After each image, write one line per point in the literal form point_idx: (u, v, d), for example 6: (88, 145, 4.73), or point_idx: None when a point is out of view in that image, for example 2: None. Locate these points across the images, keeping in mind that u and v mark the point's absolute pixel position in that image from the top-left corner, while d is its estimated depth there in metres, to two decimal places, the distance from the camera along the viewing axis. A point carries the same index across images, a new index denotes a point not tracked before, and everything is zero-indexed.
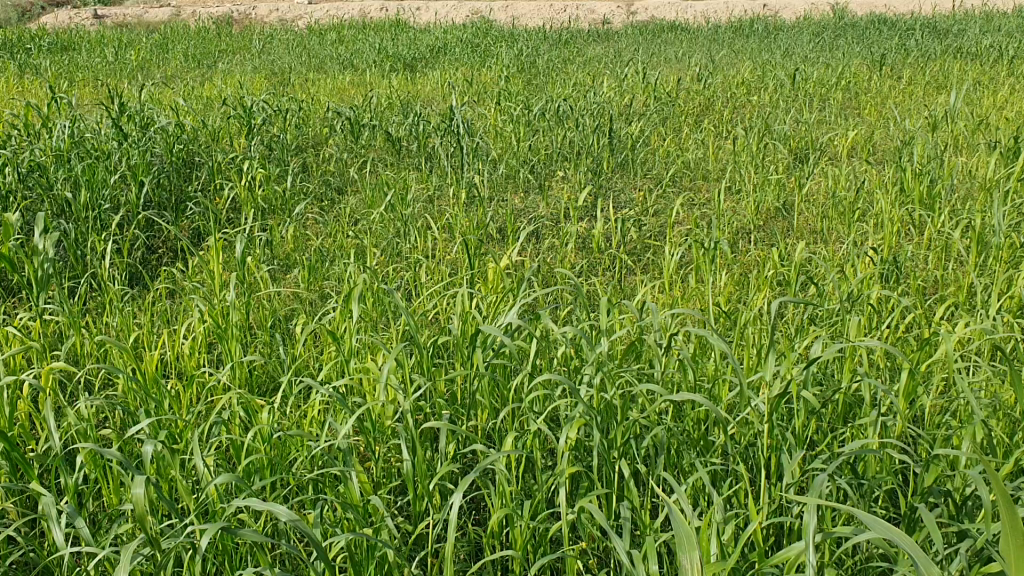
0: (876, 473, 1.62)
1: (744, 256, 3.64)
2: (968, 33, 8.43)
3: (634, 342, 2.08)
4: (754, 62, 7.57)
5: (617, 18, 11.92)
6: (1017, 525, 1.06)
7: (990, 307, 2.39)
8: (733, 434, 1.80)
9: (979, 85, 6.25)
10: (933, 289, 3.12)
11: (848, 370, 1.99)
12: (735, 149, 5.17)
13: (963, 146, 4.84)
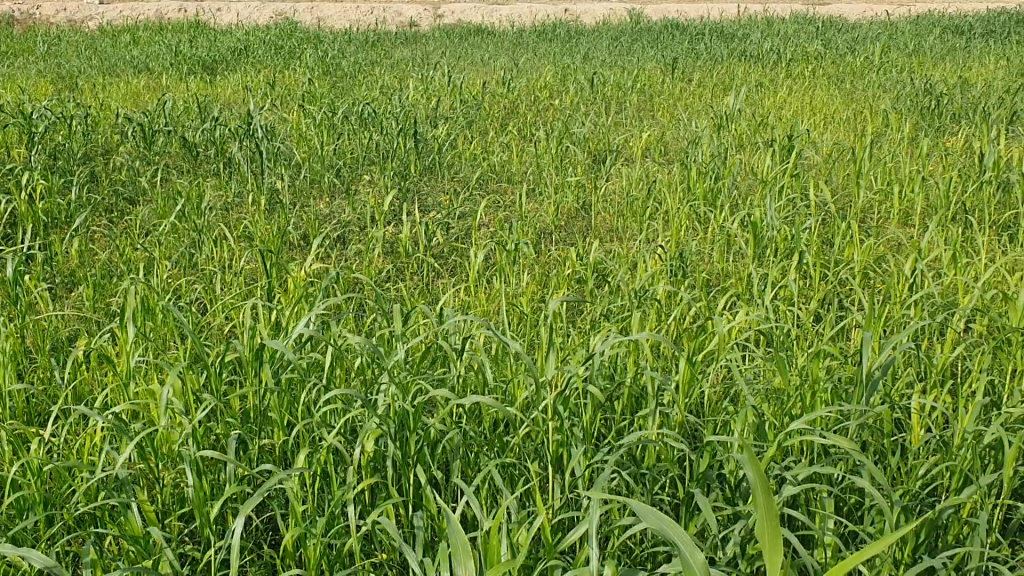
0: (657, 464, 1.71)
1: (546, 256, 3.73)
2: (752, 38, 8.99)
3: (429, 348, 2.08)
4: (556, 65, 7.77)
5: (424, 21, 11.94)
6: (763, 514, 1.15)
7: (764, 297, 2.55)
8: (527, 434, 1.83)
9: (761, 87, 6.66)
10: (718, 281, 3.30)
11: (635, 363, 2.07)
12: (537, 151, 5.29)
13: (745, 146, 5.15)
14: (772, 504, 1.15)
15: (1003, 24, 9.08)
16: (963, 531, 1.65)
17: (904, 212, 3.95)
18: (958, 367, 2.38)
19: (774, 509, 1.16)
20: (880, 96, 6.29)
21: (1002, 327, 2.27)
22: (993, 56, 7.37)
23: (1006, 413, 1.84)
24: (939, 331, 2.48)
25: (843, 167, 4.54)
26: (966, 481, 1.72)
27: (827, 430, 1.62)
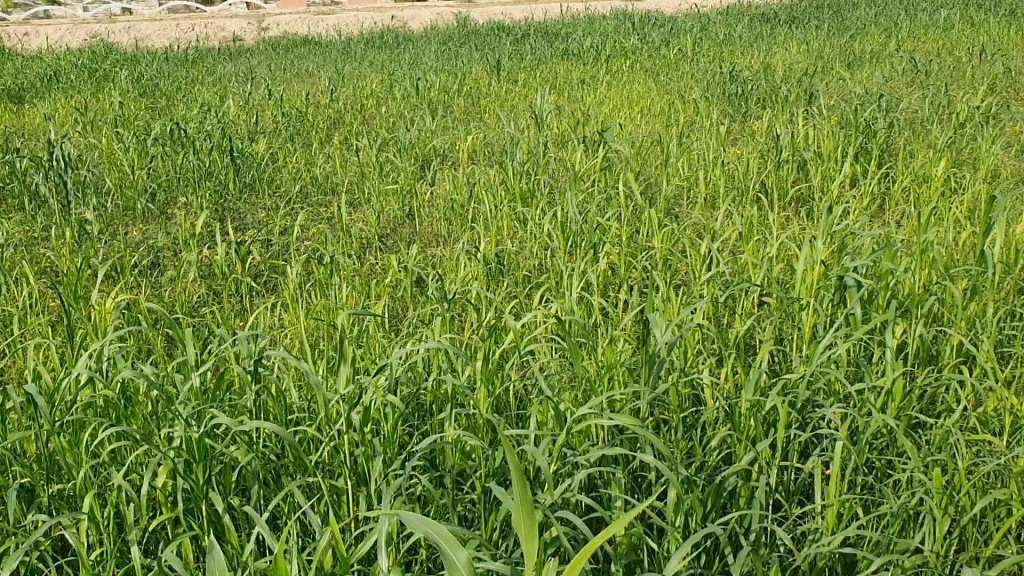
0: (458, 466, 1.75)
1: (368, 266, 3.71)
2: (574, 35, 9.21)
3: (226, 371, 2.03)
4: (382, 72, 7.73)
5: (249, 36, 11.63)
6: (516, 502, 1.20)
7: (569, 290, 2.62)
8: (330, 449, 1.82)
9: (581, 84, 6.82)
10: (536, 278, 3.36)
11: (438, 367, 2.09)
12: (360, 160, 5.23)
13: (565, 143, 5.27)
14: (528, 488, 1.20)
15: (804, 10, 9.61)
16: (750, 495, 1.77)
17: (710, 196, 4.13)
18: (752, 340, 2.53)
19: (532, 493, 1.21)
20: (692, 85, 6.54)
21: (785, 299, 2.44)
22: (793, 42, 7.80)
23: (783, 380, 1.98)
24: (734, 307, 2.63)
25: (656, 157, 4.70)
26: (751, 447, 1.84)
27: (613, 413, 1.71)
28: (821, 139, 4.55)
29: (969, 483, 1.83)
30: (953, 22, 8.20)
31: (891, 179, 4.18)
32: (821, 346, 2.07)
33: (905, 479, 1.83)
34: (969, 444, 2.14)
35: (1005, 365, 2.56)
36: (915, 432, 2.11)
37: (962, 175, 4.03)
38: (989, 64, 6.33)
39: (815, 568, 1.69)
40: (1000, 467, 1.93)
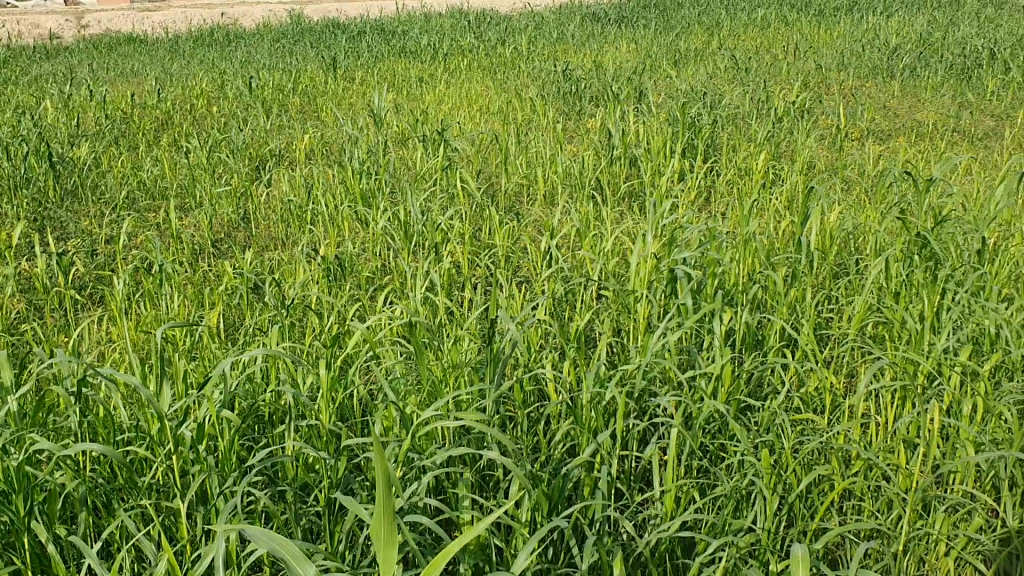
0: (299, 478, 1.72)
1: (203, 274, 3.58)
2: (411, 33, 9.17)
3: (46, 393, 1.91)
4: (213, 71, 7.46)
5: (67, 35, 10.99)
6: (378, 507, 1.21)
7: (411, 292, 2.61)
8: (165, 468, 1.75)
9: (419, 82, 6.80)
10: (377, 280, 3.33)
11: (277, 376, 2.04)
12: (191, 162, 5.04)
13: (404, 143, 5.25)
14: (389, 490, 1.21)
15: (632, 10, 9.91)
16: (594, 485, 1.82)
17: (548, 193, 4.21)
18: (592, 333, 2.60)
19: (392, 496, 1.22)
20: (528, 83, 6.64)
21: (621, 291, 2.51)
22: (624, 41, 8.03)
23: (620, 371, 2.05)
24: (573, 302, 2.68)
25: (495, 155, 4.74)
26: (592, 439, 1.90)
27: (457, 413, 1.73)
28: (651, 135, 4.71)
29: (794, 461, 1.95)
30: (769, 21, 8.64)
31: (718, 173, 4.38)
32: (654, 338, 2.15)
33: (737, 461, 1.93)
34: (794, 422, 2.27)
35: (823, 345, 2.73)
36: (744, 415, 2.22)
37: (781, 168, 4.26)
38: (803, 61, 6.72)
39: (656, 553, 1.77)
40: (822, 443, 2.07)
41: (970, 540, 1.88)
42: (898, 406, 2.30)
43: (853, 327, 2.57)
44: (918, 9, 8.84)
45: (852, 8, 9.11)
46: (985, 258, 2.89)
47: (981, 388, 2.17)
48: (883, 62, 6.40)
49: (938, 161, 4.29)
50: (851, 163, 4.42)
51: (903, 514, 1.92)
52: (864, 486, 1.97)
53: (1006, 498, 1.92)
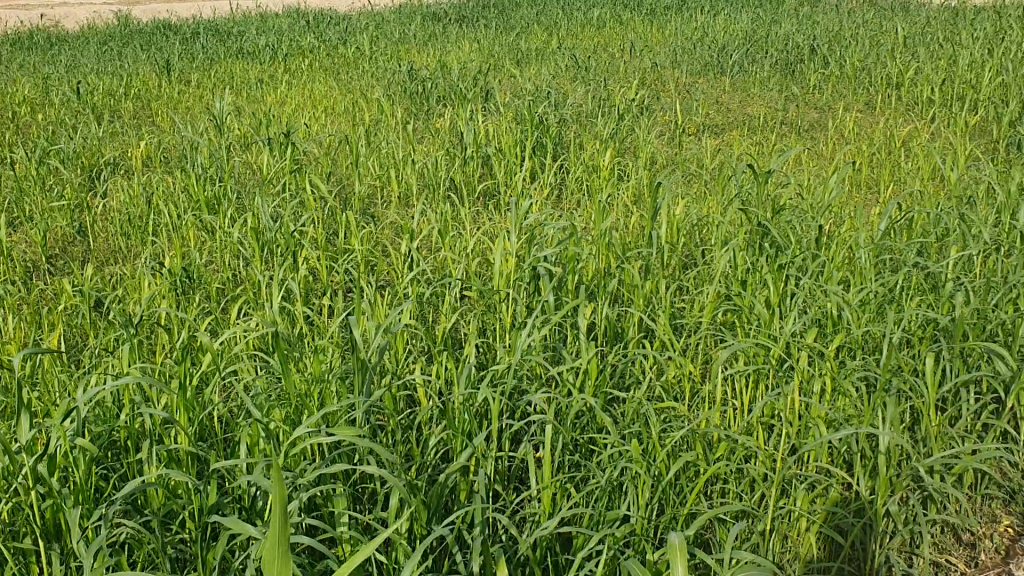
0: (165, 506, 1.64)
1: (38, 294, 3.36)
2: (248, 33, 8.89)
3: None
4: (34, 76, 7.01)
5: None
6: (270, 537, 1.19)
7: (268, 302, 2.52)
8: (14, 506, 1.63)
9: (259, 83, 6.60)
10: (230, 292, 3.21)
11: (131, 399, 1.93)
12: (16, 171, 4.71)
13: (248, 147, 5.08)
14: (284, 516, 1.19)
15: (472, 9, 9.95)
16: (471, 489, 1.82)
17: (401, 195, 4.17)
18: (455, 335, 2.59)
19: (287, 519, 1.20)
20: (373, 83, 6.56)
21: (484, 292, 2.51)
22: (467, 40, 8.05)
23: (490, 372, 2.04)
24: (436, 304, 2.67)
25: (345, 157, 4.66)
26: (467, 443, 1.89)
27: (334, 429, 1.69)
28: (500, 134, 4.74)
29: (662, 450, 1.99)
30: (604, 21, 8.85)
31: (567, 170, 4.45)
32: (522, 337, 2.16)
33: (610, 454, 1.97)
34: (658, 411, 2.33)
35: (680, 334, 2.82)
36: (610, 407, 2.26)
37: (627, 163, 4.38)
38: (640, 59, 6.91)
39: (537, 551, 1.78)
40: (686, 431, 2.13)
41: (829, 513, 1.99)
42: (753, 390, 2.40)
43: (707, 315, 2.66)
44: (743, 7, 9.26)
45: (681, 7, 9.44)
46: (822, 242, 3.05)
47: (828, 367, 2.28)
48: (715, 58, 6.67)
49: (770, 154, 4.51)
50: (692, 157, 4.58)
51: (766, 495, 2.00)
52: (729, 469, 2.04)
53: (859, 471, 2.03)
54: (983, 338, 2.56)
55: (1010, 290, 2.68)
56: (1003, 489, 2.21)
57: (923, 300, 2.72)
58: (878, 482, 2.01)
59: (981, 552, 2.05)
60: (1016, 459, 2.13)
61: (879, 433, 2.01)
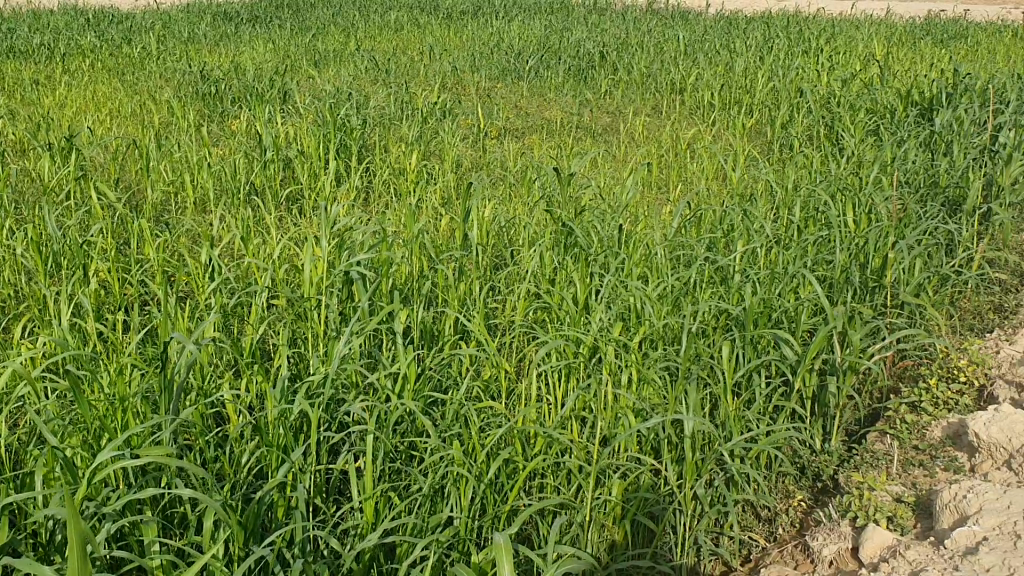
0: None
1: None
2: (18, 31, 8.23)
3: None
4: None
5: None
6: (68, 539, 1.20)
7: (57, 320, 2.35)
8: None
9: (33, 84, 6.13)
10: (11, 311, 2.97)
11: None
12: None
13: (23, 152, 4.71)
14: (78, 522, 1.21)
15: (265, 9, 9.65)
16: (288, 505, 1.79)
17: (199, 201, 3.99)
18: (264, 345, 2.52)
19: (81, 526, 1.22)
20: (162, 84, 6.24)
21: (294, 301, 2.45)
22: (260, 40, 7.80)
23: (305, 383, 1.99)
24: (243, 314, 2.58)
25: (134, 162, 4.40)
26: (284, 458, 1.84)
27: (141, 451, 1.61)
28: (301, 135, 4.62)
29: (483, 451, 2.01)
30: (402, 23, 8.82)
31: (371, 173, 4.41)
32: (336, 346, 2.11)
33: (431, 459, 1.98)
34: (476, 411, 2.33)
35: (493, 333, 2.83)
36: (429, 411, 2.26)
37: (432, 166, 4.38)
38: (438, 62, 6.94)
39: (361, 563, 1.76)
40: (505, 430, 2.16)
41: (642, 500, 2.07)
42: (566, 383, 2.42)
43: (519, 313, 2.70)
44: (535, 14, 9.48)
45: (476, 13, 9.56)
46: (623, 239, 3.17)
47: (635, 359, 2.37)
48: (512, 63, 6.79)
49: (570, 156, 4.64)
50: (495, 159, 4.64)
51: (583, 486, 2.05)
52: (547, 463, 2.07)
53: (667, 458, 2.12)
54: (771, 324, 2.73)
55: (791, 280, 2.88)
56: (796, 466, 2.36)
57: (715, 291, 2.87)
58: (684, 468, 2.12)
59: (779, 526, 2.21)
60: (804, 436, 2.29)
61: (685, 420, 2.11)
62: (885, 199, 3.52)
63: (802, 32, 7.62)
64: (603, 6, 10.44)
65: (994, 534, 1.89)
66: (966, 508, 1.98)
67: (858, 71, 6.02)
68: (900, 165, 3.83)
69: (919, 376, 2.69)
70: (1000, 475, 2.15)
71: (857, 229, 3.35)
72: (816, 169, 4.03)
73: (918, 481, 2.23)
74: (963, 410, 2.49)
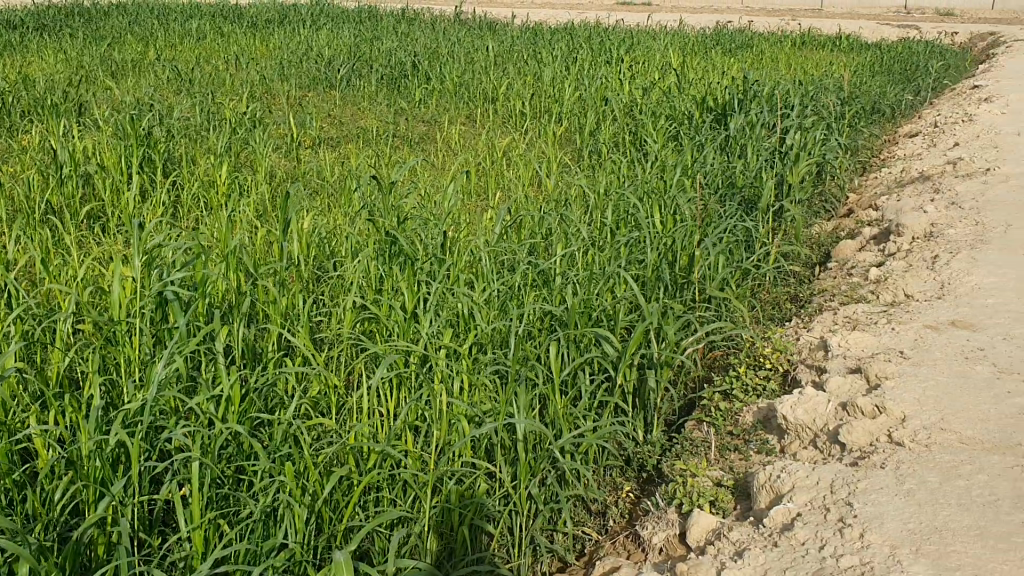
0: None
1: None
2: None
3: None
4: None
5: None
6: None
7: None
8: None
9: None
10: None
11: None
12: None
13: None
14: None
15: (52, 16, 9.05)
16: (110, 541, 1.72)
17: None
18: (73, 373, 2.37)
19: None
20: None
21: (104, 324, 2.32)
22: (49, 49, 7.31)
23: (122, 412, 1.90)
24: (46, 341, 2.42)
25: None
26: (103, 493, 1.76)
27: None
28: (99, 149, 4.38)
29: (316, 469, 1.98)
30: (204, 32, 8.50)
31: (180, 187, 4.23)
32: (154, 370, 2.02)
33: (262, 481, 1.93)
34: (304, 429, 2.27)
35: (319, 347, 2.77)
36: (256, 431, 2.19)
37: (244, 178, 4.24)
38: (245, 72, 6.73)
39: None
40: (337, 445, 2.13)
41: (478, 505, 2.08)
42: (398, 394, 2.40)
43: (344, 324, 2.65)
44: (344, 23, 9.36)
45: (283, 21, 9.34)
46: (445, 247, 3.18)
47: (464, 365, 2.38)
48: (322, 72, 6.68)
49: (387, 166, 4.62)
50: (311, 170, 4.55)
51: (419, 496, 2.04)
52: (382, 476, 2.04)
53: (501, 461, 2.15)
54: (592, 324, 2.81)
55: (608, 281, 2.98)
56: (622, 459, 2.45)
57: (538, 294, 2.93)
58: (517, 469, 2.16)
59: (609, 519, 2.28)
60: (629, 430, 2.38)
61: (517, 423, 2.14)
62: (689, 200, 3.70)
63: (604, 42, 7.90)
64: (412, 15, 10.45)
65: (805, 509, 2.02)
66: (779, 487, 2.11)
67: (658, 80, 6.30)
68: (702, 167, 4.03)
69: (729, 366, 2.82)
70: (806, 453, 2.28)
71: (666, 229, 3.51)
72: (625, 173, 4.19)
73: (735, 464, 2.34)
74: (770, 396, 2.62)
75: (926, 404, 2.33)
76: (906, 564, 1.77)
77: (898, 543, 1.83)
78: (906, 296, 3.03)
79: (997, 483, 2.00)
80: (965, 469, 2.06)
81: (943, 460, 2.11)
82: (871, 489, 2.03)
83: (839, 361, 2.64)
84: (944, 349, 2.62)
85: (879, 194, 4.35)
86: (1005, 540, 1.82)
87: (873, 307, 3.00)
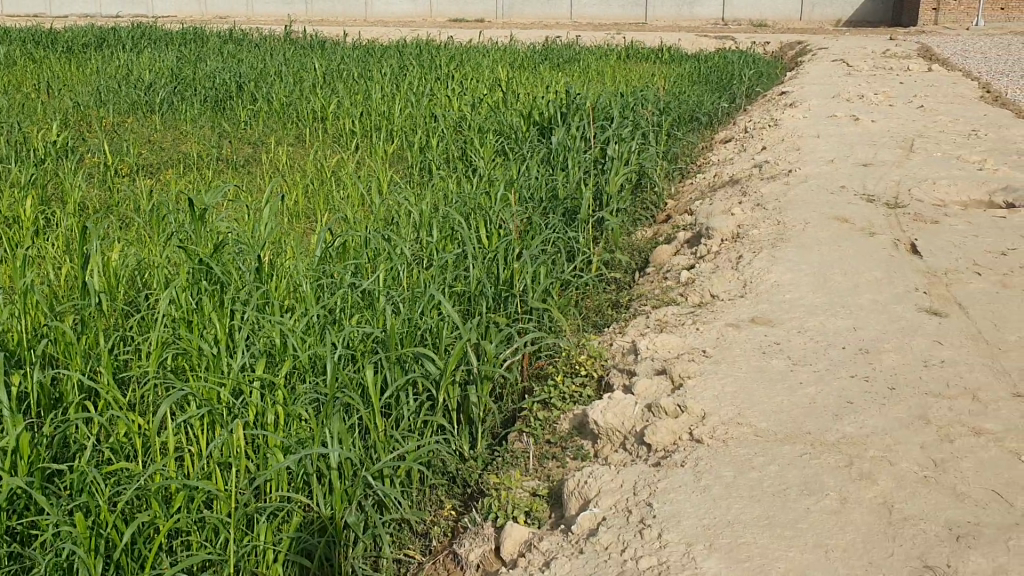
0: None
1: None
2: None
3: None
4: None
5: None
6: None
7: None
8: None
9: None
10: None
11: None
12: None
13: None
14: None
15: None
16: None
17: None
18: None
19: None
20: None
21: None
22: None
23: None
24: None
25: None
26: None
27: None
28: None
29: (113, 518, 1.87)
30: (14, 58, 8.03)
31: None
32: None
33: (51, 537, 1.82)
34: (106, 476, 2.15)
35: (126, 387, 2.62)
36: (51, 481, 2.06)
37: (52, 212, 4.01)
38: (57, 100, 6.39)
39: None
40: (139, 490, 2.02)
41: (291, 540, 2.02)
42: (210, 431, 2.29)
43: (152, 362, 2.50)
44: (168, 45, 9.04)
45: (101, 45, 8.94)
46: (264, 273, 3.07)
47: (280, 396, 2.29)
48: (142, 96, 6.41)
49: (208, 190, 4.46)
50: (126, 200, 4.35)
51: (227, 538, 1.97)
52: (187, 520, 1.95)
53: (316, 493, 2.09)
54: (413, 343, 2.78)
55: (430, 298, 2.95)
56: (447, 477, 2.44)
57: (360, 316, 2.87)
58: (333, 499, 2.10)
59: (431, 539, 2.26)
60: (448, 448, 2.36)
61: (331, 453, 2.08)
62: (511, 214, 3.74)
63: (435, 59, 7.91)
64: (241, 35, 10.19)
65: (610, 513, 2.06)
66: (588, 493, 2.16)
67: (486, 95, 6.36)
68: (524, 181, 4.08)
69: (549, 375, 2.86)
70: (617, 457, 2.33)
71: (489, 243, 3.52)
72: (451, 189, 4.19)
73: (551, 472, 2.37)
74: (586, 401, 2.67)
75: (725, 401, 2.42)
76: (699, 561, 1.83)
77: (693, 541, 1.89)
78: (712, 297, 3.15)
79: (786, 473, 2.09)
80: (759, 460, 2.15)
81: (738, 453, 2.19)
82: (670, 488, 2.08)
83: (647, 364, 2.71)
84: (744, 345, 2.73)
85: (694, 200, 4.52)
86: (791, 528, 1.90)
87: (682, 309, 3.10)
